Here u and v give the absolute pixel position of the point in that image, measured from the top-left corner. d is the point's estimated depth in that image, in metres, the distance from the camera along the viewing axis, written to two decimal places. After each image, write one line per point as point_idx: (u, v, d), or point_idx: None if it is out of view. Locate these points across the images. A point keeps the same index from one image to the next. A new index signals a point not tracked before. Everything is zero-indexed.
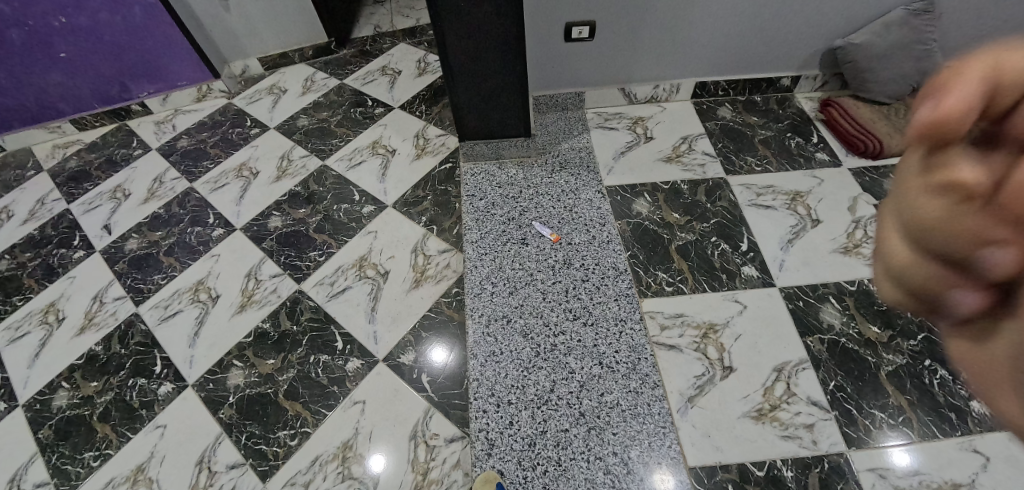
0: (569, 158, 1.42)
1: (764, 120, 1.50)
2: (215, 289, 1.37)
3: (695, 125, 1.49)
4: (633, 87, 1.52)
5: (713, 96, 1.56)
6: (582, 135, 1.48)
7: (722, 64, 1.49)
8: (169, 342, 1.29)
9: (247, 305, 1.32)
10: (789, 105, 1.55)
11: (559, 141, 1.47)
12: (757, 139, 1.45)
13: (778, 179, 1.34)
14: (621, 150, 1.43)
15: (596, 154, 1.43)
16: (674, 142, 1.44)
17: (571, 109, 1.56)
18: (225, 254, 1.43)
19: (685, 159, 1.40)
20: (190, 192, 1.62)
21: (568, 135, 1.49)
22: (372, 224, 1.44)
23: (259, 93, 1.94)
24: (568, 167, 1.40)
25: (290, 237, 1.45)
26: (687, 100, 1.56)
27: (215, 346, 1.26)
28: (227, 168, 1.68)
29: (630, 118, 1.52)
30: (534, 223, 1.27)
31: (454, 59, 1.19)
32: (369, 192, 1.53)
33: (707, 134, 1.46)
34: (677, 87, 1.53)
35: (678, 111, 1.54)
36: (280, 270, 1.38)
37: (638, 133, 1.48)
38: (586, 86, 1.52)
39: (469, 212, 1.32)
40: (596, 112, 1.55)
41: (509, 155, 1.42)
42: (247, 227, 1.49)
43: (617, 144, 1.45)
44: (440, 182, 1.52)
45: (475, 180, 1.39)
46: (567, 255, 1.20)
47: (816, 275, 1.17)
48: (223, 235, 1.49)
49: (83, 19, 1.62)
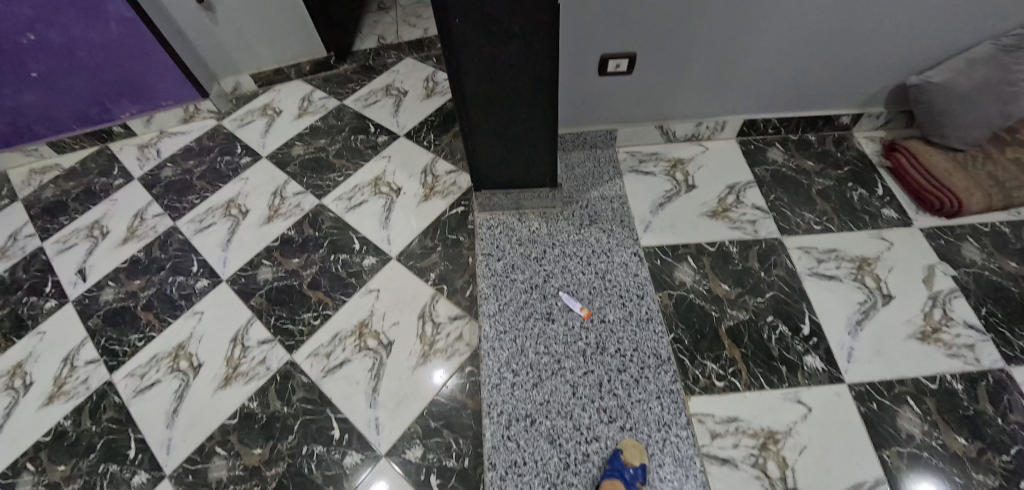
0: (599, 211, 1.25)
1: (821, 165, 1.31)
2: (197, 356, 1.22)
3: (742, 170, 1.30)
4: (672, 125, 1.33)
5: (761, 134, 1.37)
6: (613, 182, 1.30)
7: (776, 101, 1.29)
8: (145, 419, 1.15)
9: (234, 379, 1.18)
10: (848, 147, 1.35)
11: (586, 188, 1.29)
12: (814, 189, 1.26)
13: (842, 242, 1.16)
14: (657, 202, 1.25)
15: (630, 206, 1.25)
16: (719, 193, 1.26)
17: (600, 147, 1.38)
18: (210, 311, 1.29)
19: (733, 215, 1.22)
20: (172, 232, 1.47)
21: (596, 181, 1.31)
22: (373, 281, 1.28)
23: (251, 114, 1.77)
24: (598, 222, 1.22)
25: (281, 293, 1.30)
26: (732, 138, 1.37)
27: (196, 428, 1.12)
28: (214, 204, 1.52)
29: (668, 160, 1.34)
30: (562, 293, 1.11)
31: (473, 107, 1.01)
32: (371, 240, 1.36)
33: (757, 182, 1.28)
34: (722, 124, 1.34)
35: (722, 152, 1.35)
36: (269, 335, 1.23)
37: (678, 181, 1.29)
38: (619, 123, 1.33)
39: (484, 277, 1.16)
40: (628, 152, 1.37)
41: (531, 206, 1.25)
42: (234, 280, 1.34)
43: (652, 193, 1.27)
44: (450, 231, 1.35)
45: (492, 234, 1.23)
46: (601, 338, 1.04)
47: (890, 368, 0.99)
48: (207, 287, 1.34)
49: (54, 37, 1.43)
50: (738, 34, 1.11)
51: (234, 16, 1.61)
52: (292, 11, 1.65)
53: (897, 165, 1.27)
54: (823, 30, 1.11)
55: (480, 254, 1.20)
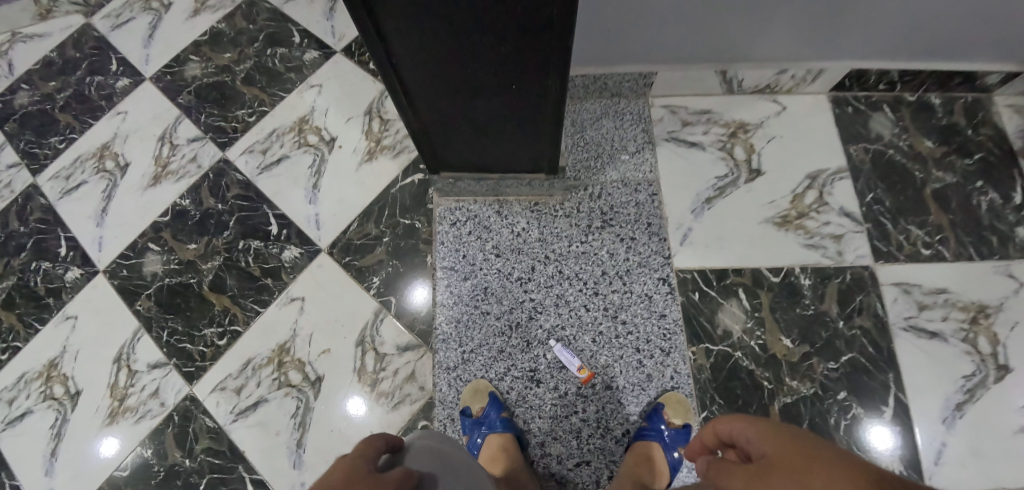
0: (620, 205, 0.83)
1: (943, 149, 0.91)
2: (74, 382, 1.00)
3: (827, 151, 0.89)
4: (740, 72, 0.85)
5: (866, 90, 0.93)
6: (643, 155, 0.86)
7: (919, 40, 0.80)
8: (19, 461, 0.95)
9: (120, 415, 0.96)
10: (983, 119, 0.93)
11: (601, 166, 0.85)
12: (927, 189, 0.89)
13: (954, 278, 0.82)
14: (703, 195, 0.84)
15: (666, 200, 0.83)
16: (794, 187, 0.86)
17: (626, 96, 0.89)
18: (86, 317, 1.03)
19: (810, 224, 0.84)
20: (32, 195, 1.11)
21: (613, 156, 0.86)
22: (296, 287, 0.94)
23: (130, 8, 1.24)
24: (613, 224, 0.82)
25: (176, 295, 0.99)
26: (823, 92, 0.93)
27: (78, 477, 0.93)
28: (83, 151, 1.13)
29: (724, 124, 0.89)
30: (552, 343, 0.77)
31: (402, 54, 0.51)
32: (292, 220, 0.97)
33: (855, 171, 0.89)
34: (814, 74, 0.88)
35: (802, 116, 0.91)
36: (162, 358, 0.98)
37: (736, 161, 0.86)
38: (661, 64, 0.83)
39: (443, 307, 0.83)
40: (666, 107, 0.90)
41: (518, 196, 0.86)
42: (112, 272, 1.04)
43: (699, 180, 0.85)
44: (402, 212, 0.93)
45: (460, 239, 0.86)
46: (604, 417, 0.74)
47: (989, 477, 0.71)
48: (81, 280, 1.05)
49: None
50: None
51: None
52: None
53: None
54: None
55: (440, 271, 0.86)
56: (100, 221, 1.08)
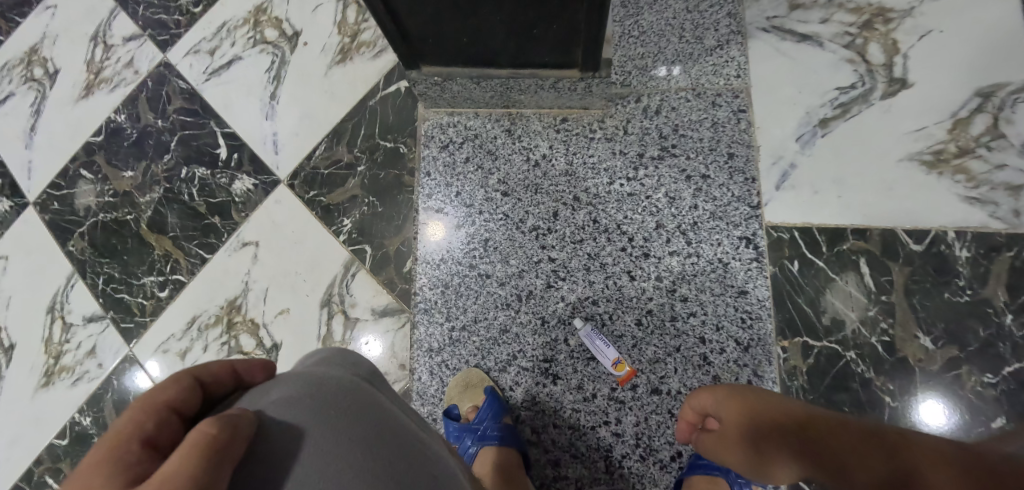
0: (687, 126, 0.57)
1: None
2: (6, 334, 0.83)
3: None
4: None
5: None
6: (726, 53, 0.58)
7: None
8: None
9: (57, 375, 0.79)
10: None
11: (662, 68, 0.58)
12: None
13: None
14: (815, 114, 0.56)
15: (759, 120, 0.56)
16: (962, 104, 0.55)
17: None
18: (15, 258, 0.85)
19: (976, 165, 0.54)
20: None
21: (683, 53, 0.58)
22: (247, 229, 0.73)
23: None
24: (675, 155, 0.56)
25: (113, 235, 0.81)
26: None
27: (14, 444, 0.78)
28: (10, 55, 0.91)
29: (852, 9, 0.59)
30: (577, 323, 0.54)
31: None
32: (245, 141, 0.74)
33: None
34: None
35: None
36: (100, 310, 0.80)
37: (868, 64, 0.57)
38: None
39: (427, 264, 0.61)
40: None
41: (538, 111, 0.60)
42: (44, 205, 0.86)
43: (808, 92, 0.57)
44: (382, 133, 0.68)
45: (454, 170, 0.62)
46: (645, 432, 0.52)
47: None
48: (10, 213, 0.87)
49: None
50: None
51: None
52: None
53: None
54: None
55: (425, 214, 0.62)
56: (30, 141, 0.88)
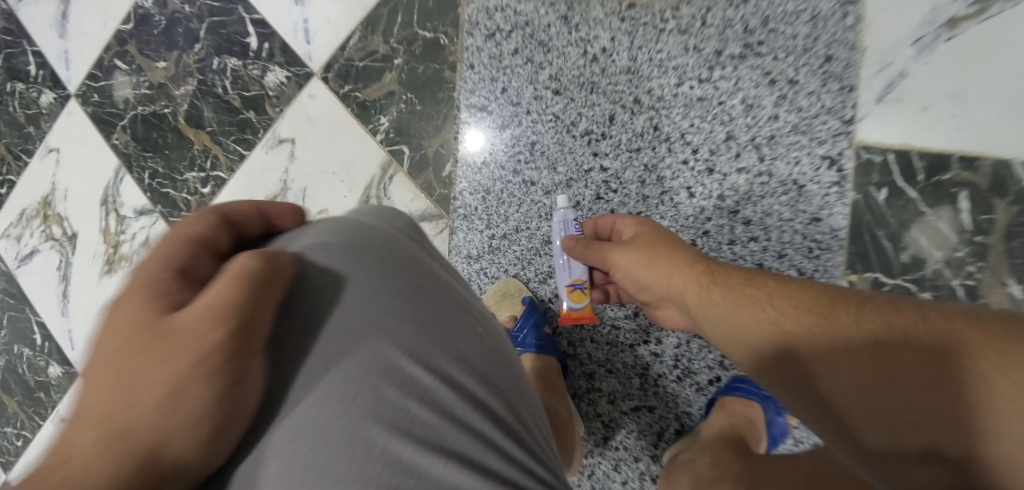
0: (775, 17, 0.49)
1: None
2: (68, 223, 0.92)
3: None
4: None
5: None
6: None
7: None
8: (39, 298, 1.00)
9: (117, 264, 0.88)
10: None
11: None
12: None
13: None
14: (944, 11, 0.46)
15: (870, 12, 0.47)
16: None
17: None
18: (66, 150, 0.89)
19: None
20: None
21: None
22: (284, 125, 0.70)
23: None
24: (757, 56, 0.49)
25: (150, 129, 0.80)
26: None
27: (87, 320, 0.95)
28: None
29: None
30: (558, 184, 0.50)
31: None
32: (275, 30, 0.69)
33: None
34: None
35: None
36: (147, 204, 0.82)
37: None
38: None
39: (469, 168, 0.57)
40: None
41: None
42: (85, 96, 0.85)
43: None
44: (420, 21, 0.61)
45: (505, 64, 0.56)
46: (686, 355, 0.50)
47: None
48: (56, 105, 0.89)
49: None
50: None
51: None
52: None
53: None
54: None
55: (468, 114, 0.58)
56: (63, 30, 0.86)
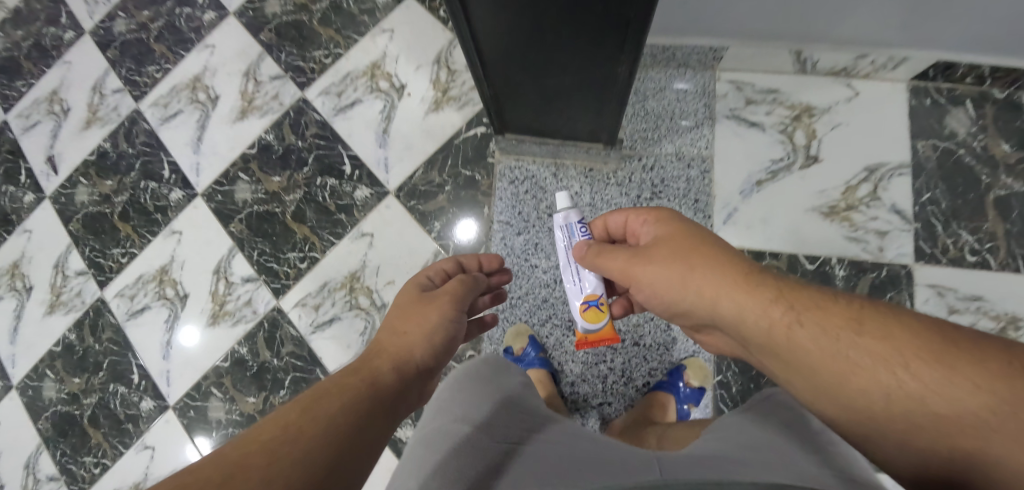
0: (668, 177, 0.93)
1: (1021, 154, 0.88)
2: (181, 285, 1.20)
3: (900, 140, 0.90)
4: (816, 51, 0.86)
5: (953, 80, 0.90)
6: (697, 129, 0.94)
7: (1006, 34, 0.78)
8: (144, 346, 1.19)
9: (221, 317, 1.15)
10: None
11: (657, 139, 0.94)
12: (989, 195, 0.87)
13: (999, 289, 0.84)
14: (755, 178, 0.91)
15: (717, 177, 0.92)
16: (850, 178, 0.88)
17: (693, 67, 0.94)
18: (189, 233, 1.20)
19: (856, 217, 0.88)
20: (136, 119, 1.28)
21: (669, 128, 0.94)
22: (366, 224, 1.06)
23: None
24: (661, 199, 0.92)
25: (263, 221, 1.14)
26: (902, 81, 0.92)
27: (190, 364, 1.15)
28: (179, 82, 1.25)
29: (791, 104, 0.92)
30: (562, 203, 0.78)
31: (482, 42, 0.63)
32: (364, 162, 1.06)
33: (916, 169, 0.89)
34: (896, 61, 0.87)
35: (879, 100, 0.91)
36: (253, 273, 1.14)
37: (796, 145, 0.91)
38: (732, 38, 0.85)
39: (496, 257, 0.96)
40: (732, 83, 0.94)
41: (572, 160, 0.96)
42: (210, 196, 1.19)
43: (753, 162, 0.91)
44: (463, 164, 1.02)
45: (522, 197, 0.98)
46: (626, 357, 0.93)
47: None
48: (184, 201, 1.21)
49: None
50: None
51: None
52: None
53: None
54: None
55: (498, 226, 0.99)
56: (197, 148, 1.21)
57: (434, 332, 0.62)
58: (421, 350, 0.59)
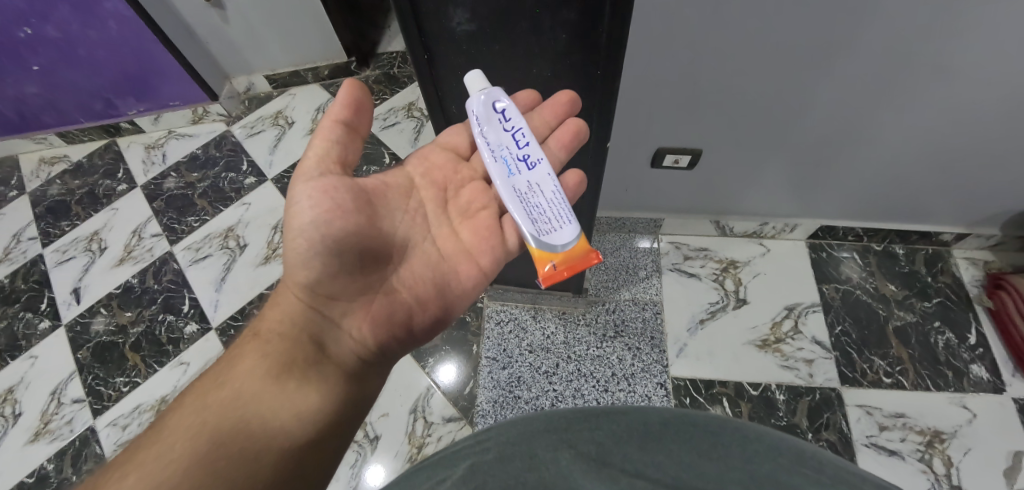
0: (627, 319, 1.33)
1: (905, 292, 1.23)
2: None
3: (804, 283, 1.28)
4: (730, 221, 1.32)
5: (838, 239, 1.30)
6: (650, 280, 1.37)
7: (852, 209, 1.18)
8: None
9: None
10: (941, 271, 1.24)
11: (618, 290, 1.37)
12: (890, 325, 1.20)
13: (912, 405, 1.12)
14: (697, 317, 1.30)
15: (667, 319, 1.32)
16: (773, 315, 1.27)
17: (639, 233, 1.42)
18: (196, 364, 1.18)
19: (786, 348, 1.23)
20: (167, 260, 1.33)
21: (628, 279, 1.37)
22: None
23: (263, 122, 1.59)
24: (622, 336, 1.31)
25: None
26: (802, 239, 1.33)
27: None
28: (212, 230, 1.37)
29: (718, 259, 1.36)
30: (478, 80, 0.67)
31: None
32: None
33: (823, 306, 1.25)
34: (790, 227, 1.29)
35: (785, 255, 1.32)
36: None
37: (726, 291, 1.32)
38: (666, 212, 1.33)
39: (484, 388, 1.29)
40: (673, 243, 1.41)
41: (550, 306, 1.38)
42: (223, 330, 1.22)
43: (694, 305, 1.32)
44: None
45: (526, 337, 1.35)
46: None
47: None
48: (196, 334, 1.22)
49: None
50: (870, 109, 0.86)
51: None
52: (323, 34, 1.50)
53: (1000, 306, 1.17)
54: (967, 136, 0.89)
55: (505, 360, 1.33)
56: (219, 287, 1.28)
57: (298, 230, 0.64)
58: (297, 265, 0.66)
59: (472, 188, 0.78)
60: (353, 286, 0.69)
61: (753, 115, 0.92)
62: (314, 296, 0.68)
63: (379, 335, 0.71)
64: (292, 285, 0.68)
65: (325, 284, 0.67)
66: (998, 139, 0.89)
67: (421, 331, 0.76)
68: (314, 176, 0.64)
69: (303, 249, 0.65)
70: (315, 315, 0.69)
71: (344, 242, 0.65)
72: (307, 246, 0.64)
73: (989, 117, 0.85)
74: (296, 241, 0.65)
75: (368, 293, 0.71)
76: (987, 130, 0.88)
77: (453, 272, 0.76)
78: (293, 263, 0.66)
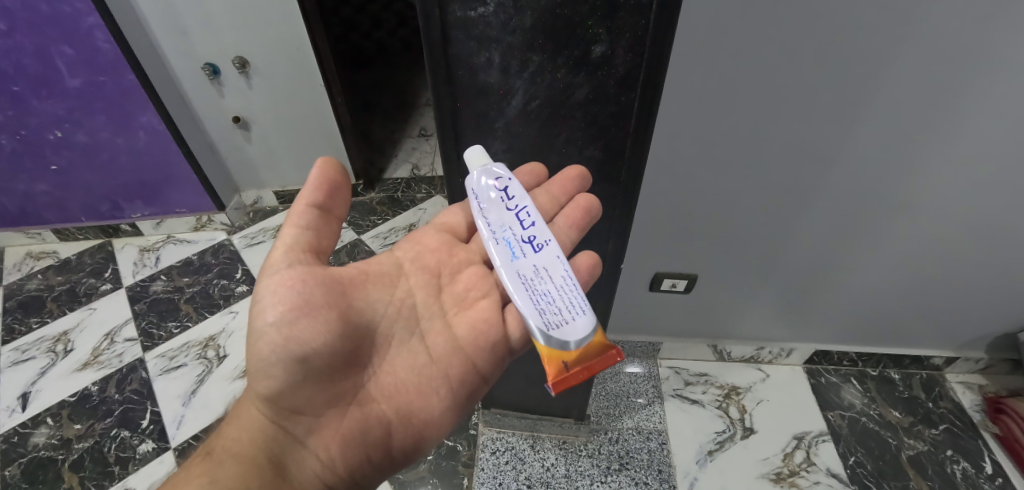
0: (632, 448, 1.25)
1: (910, 418, 1.24)
2: None
3: (807, 412, 1.27)
4: (727, 345, 1.34)
5: (833, 364, 1.33)
6: (654, 406, 1.32)
7: (843, 332, 1.23)
8: None
9: None
10: (940, 395, 1.27)
11: (619, 416, 1.30)
12: (903, 455, 1.17)
13: None
14: (705, 447, 1.23)
15: (674, 450, 1.24)
16: (783, 445, 1.22)
17: (639, 356, 1.41)
18: None
19: (802, 481, 1.16)
20: (136, 367, 1.21)
21: (629, 406, 1.32)
22: None
23: (264, 233, 1.60)
24: (628, 469, 1.21)
25: None
26: (798, 365, 1.35)
27: None
28: (192, 338, 1.27)
29: (720, 386, 1.34)
30: (478, 156, 0.72)
31: None
32: None
33: (832, 435, 1.22)
34: (786, 352, 1.32)
35: (785, 382, 1.33)
36: None
37: (732, 420, 1.27)
38: (665, 336, 1.35)
39: None
40: (673, 368, 1.39)
41: (549, 433, 1.28)
42: (184, 451, 1.06)
43: (701, 434, 1.26)
44: None
45: (523, 468, 1.23)
46: None
47: None
48: (150, 454, 1.05)
49: (110, 91, 1.24)
50: (846, 238, 0.97)
51: (271, 96, 1.42)
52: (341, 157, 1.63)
53: (1006, 431, 1.17)
54: (933, 263, 1.01)
55: None
56: (187, 401, 1.14)
57: (260, 337, 0.62)
58: (258, 377, 0.63)
59: (470, 274, 0.78)
60: (319, 396, 0.65)
61: (747, 240, 1.01)
62: (277, 411, 0.64)
63: (346, 452, 0.66)
64: (255, 397, 0.65)
65: (288, 396, 0.64)
66: (965, 265, 1.00)
67: (397, 447, 0.70)
68: (282, 270, 0.63)
69: (263, 356, 0.62)
70: (277, 434, 0.64)
71: (308, 344, 0.62)
72: (269, 353, 0.62)
73: (952, 245, 0.97)
74: (257, 348, 0.62)
75: (335, 405, 0.66)
76: (952, 258, 0.99)
77: (436, 373, 0.72)
78: (254, 374, 0.63)
